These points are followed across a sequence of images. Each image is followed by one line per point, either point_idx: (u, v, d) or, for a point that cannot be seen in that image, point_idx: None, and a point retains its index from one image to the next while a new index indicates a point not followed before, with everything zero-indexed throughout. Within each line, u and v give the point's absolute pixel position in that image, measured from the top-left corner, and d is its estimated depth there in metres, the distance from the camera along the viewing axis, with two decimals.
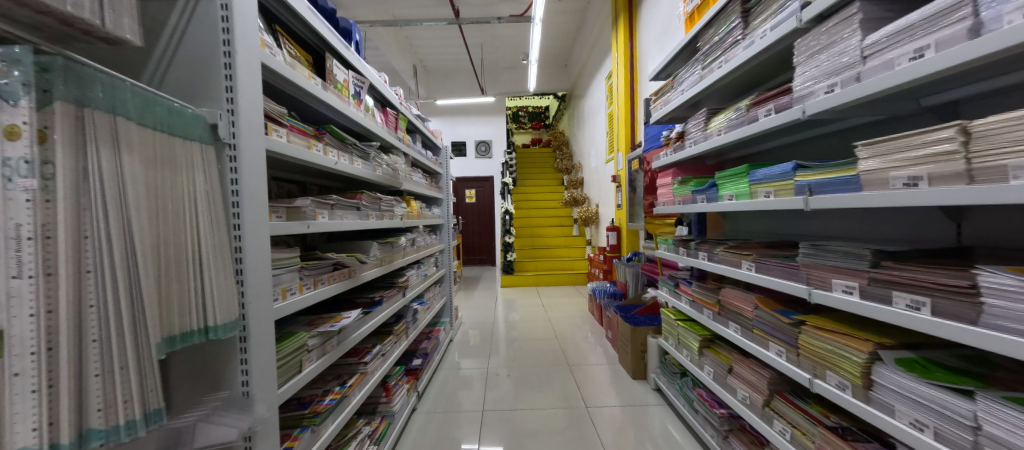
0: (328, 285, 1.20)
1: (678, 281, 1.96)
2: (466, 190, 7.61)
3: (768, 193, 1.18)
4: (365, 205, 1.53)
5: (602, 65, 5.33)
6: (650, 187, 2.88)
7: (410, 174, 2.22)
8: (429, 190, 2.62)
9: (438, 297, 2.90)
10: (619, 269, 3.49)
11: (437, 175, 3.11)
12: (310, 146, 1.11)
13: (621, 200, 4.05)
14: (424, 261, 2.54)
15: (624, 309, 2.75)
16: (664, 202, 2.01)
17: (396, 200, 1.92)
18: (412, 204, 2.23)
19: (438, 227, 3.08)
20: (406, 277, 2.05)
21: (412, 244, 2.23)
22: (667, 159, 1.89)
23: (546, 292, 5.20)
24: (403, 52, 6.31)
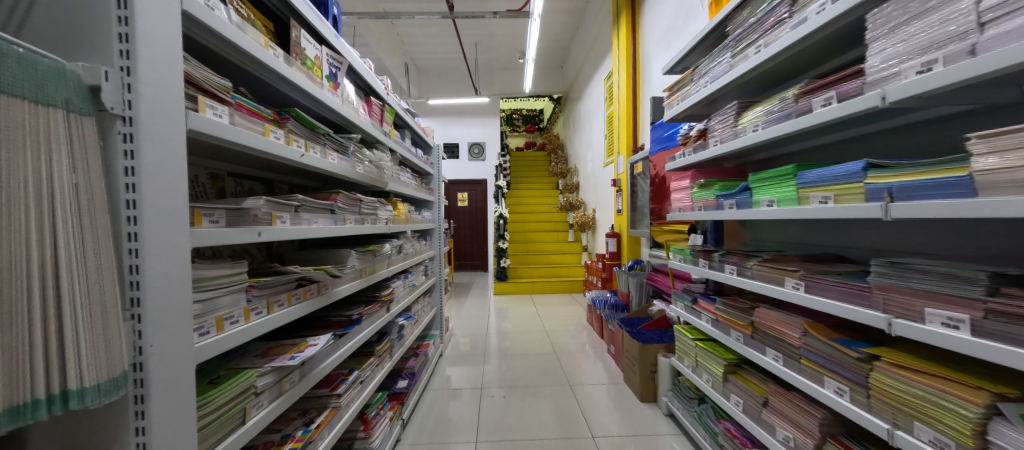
0: (290, 307, 0.95)
1: (696, 296, 1.76)
2: (458, 193, 7.37)
3: (825, 198, 0.99)
4: (343, 207, 1.29)
5: (600, 67, 5.18)
6: (657, 192, 2.69)
7: (398, 174, 1.98)
8: (419, 193, 2.38)
9: (427, 308, 2.65)
10: (620, 279, 3.30)
11: (428, 176, 2.87)
12: (267, 133, 0.87)
13: (622, 205, 3.87)
14: (413, 270, 2.30)
15: (630, 324, 2.54)
16: (681, 207, 1.82)
17: (380, 203, 1.69)
18: (400, 207, 2.00)
19: (428, 233, 2.84)
20: (392, 290, 1.81)
21: (399, 252, 1.99)
22: (685, 160, 1.70)
23: (541, 300, 4.98)
24: (394, 49, 6.06)
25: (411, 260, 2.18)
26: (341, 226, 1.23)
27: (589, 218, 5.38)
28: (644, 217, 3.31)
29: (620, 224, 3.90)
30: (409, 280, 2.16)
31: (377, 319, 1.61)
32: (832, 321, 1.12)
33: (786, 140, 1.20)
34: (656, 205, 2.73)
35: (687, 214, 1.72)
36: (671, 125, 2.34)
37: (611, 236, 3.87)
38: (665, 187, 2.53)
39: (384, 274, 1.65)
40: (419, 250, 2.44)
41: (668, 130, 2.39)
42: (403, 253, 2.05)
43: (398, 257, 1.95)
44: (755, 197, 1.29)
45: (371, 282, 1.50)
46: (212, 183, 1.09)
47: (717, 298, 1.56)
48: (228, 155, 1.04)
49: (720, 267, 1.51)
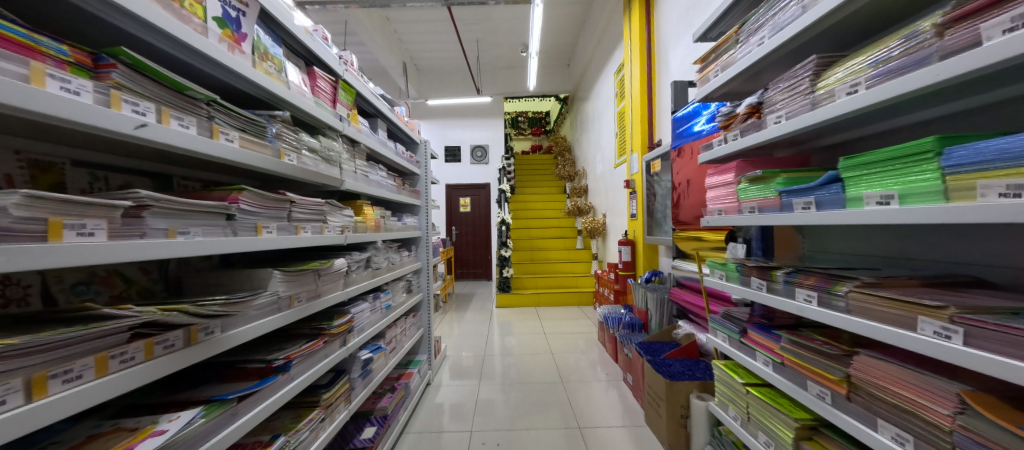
0: (96, 381, 0.56)
1: (744, 326, 1.33)
2: (460, 198, 7.03)
3: (1015, 189, 0.57)
4: (254, 211, 0.92)
5: (612, 59, 4.79)
6: (681, 193, 2.25)
7: (364, 171, 1.62)
8: (398, 195, 2.01)
9: (411, 330, 2.26)
10: (636, 294, 2.86)
11: (413, 177, 2.50)
12: (44, 83, 0.50)
13: (636, 209, 3.44)
14: (389, 287, 1.92)
15: (650, 351, 2.10)
16: (721, 209, 1.39)
17: (332, 206, 1.31)
18: (367, 212, 1.63)
19: (413, 242, 2.47)
20: (351, 316, 1.43)
21: (365, 267, 1.62)
22: (727, 146, 1.29)
23: (546, 313, 4.55)
24: (392, 48, 5.80)
25: (386, 274, 1.80)
26: (244, 238, 0.86)
27: (599, 224, 4.96)
28: (663, 223, 2.89)
29: (635, 229, 3.47)
30: (383, 300, 1.78)
31: (323, 358, 1.22)
32: (998, 384, 0.70)
33: (905, 105, 0.79)
34: (680, 209, 2.29)
35: (732, 218, 1.29)
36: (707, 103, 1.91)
37: (624, 243, 3.43)
38: (692, 187, 2.10)
39: (335, 297, 1.27)
40: (398, 264, 2.05)
41: (701, 112, 1.97)
42: (371, 268, 1.67)
43: (361, 273, 1.56)
44: (849, 192, 0.87)
45: (309, 311, 1.12)
46: (34, 176, 0.72)
47: (781, 333, 1.13)
48: (44, 132, 0.68)
49: (787, 291, 1.08)
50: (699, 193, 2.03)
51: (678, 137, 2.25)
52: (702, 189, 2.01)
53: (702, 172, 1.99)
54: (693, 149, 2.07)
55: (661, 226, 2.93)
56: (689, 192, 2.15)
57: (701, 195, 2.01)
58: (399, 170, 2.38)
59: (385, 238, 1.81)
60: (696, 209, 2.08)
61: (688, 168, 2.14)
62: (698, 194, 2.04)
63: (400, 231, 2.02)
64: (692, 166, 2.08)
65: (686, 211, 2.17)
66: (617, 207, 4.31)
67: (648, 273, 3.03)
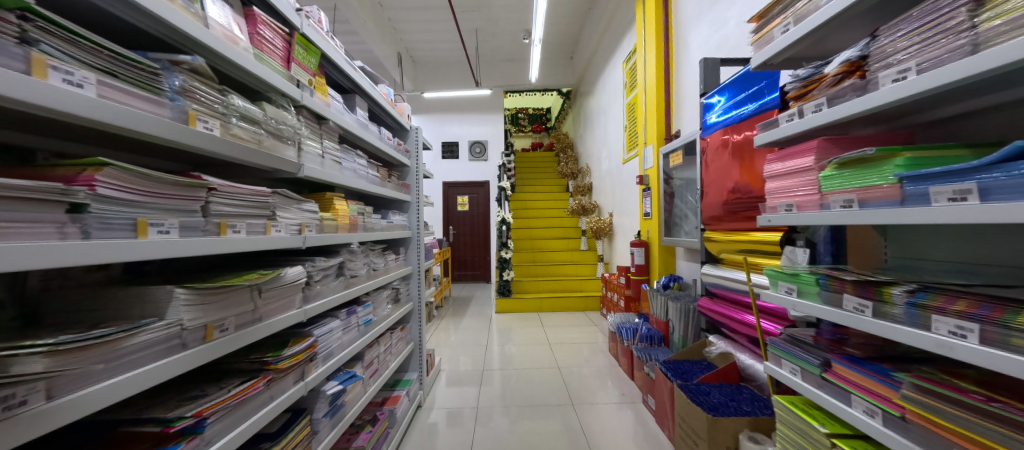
0: None
1: (826, 356, 1.01)
2: (458, 197, 6.71)
3: None
4: (131, 200, 0.59)
5: (621, 47, 4.46)
6: (715, 185, 1.87)
7: (336, 157, 1.30)
8: (382, 189, 1.69)
9: (398, 345, 1.94)
10: (654, 303, 2.54)
11: (402, 170, 2.18)
12: None
13: (649, 208, 3.12)
14: (370, 300, 1.60)
15: (679, 373, 1.77)
16: (793, 205, 1.08)
17: (282, 197, 0.98)
18: (339, 208, 1.30)
19: (402, 244, 2.15)
20: (314, 340, 1.10)
21: (336, 276, 1.30)
22: (808, 120, 0.98)
23: (550, 319, 4.23)
24: (386, 37, 5.47)
25: (366, 283, 1.48)
26: (101, 241, 0.52)
27: (605, 223, 4.65)
28: (684, 222, 2.57)
29: (649, 229, 3.15)
30: (361, 316, 1.46)
31: (265, 403, 0.89)
32: None
33: None
34: (713, 205, 1.90)
35: (815, 216, 0.97)
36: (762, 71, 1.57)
37: (637, 245, 3.12)
38: (734, 176, 1.71)
39: (288, 318, 0.95)
40: (383, 271, 1.73)
41: (753, 84, 1.63)
42: (345, 278, 1.35)
43: (330, 284, 1.23)
44: None
45: (242, 343, 0.80)
46: None
47: (900, 376, 0.81)
48: None
49: (911, 319, 0.76)
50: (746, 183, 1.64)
51: (715, 121, 1.91)
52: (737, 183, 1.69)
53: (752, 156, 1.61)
54: (737, 130, 1.70)
55: (683, 226, 2.61)
56: (719, 186, 1.83)
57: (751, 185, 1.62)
58: (384, 160, 2.05)
59: (363, 240, 1.49)
60: (741, 203, 1.68)
61: (728, 154, 1.76)
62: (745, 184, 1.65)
63: (384, 232, 1.69)
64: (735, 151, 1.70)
65: (717, 209, 1.86)
66: (628, 206, 4.00)
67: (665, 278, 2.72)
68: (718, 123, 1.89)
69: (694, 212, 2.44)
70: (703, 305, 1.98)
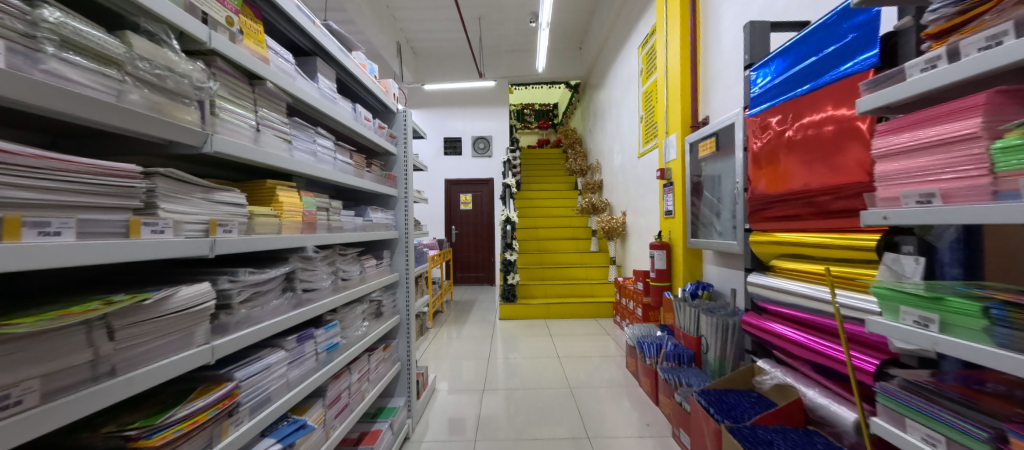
0: None
1: (1001, 429, 0.66)
2: (460, 195, 6.38)
3: None
4: None
5: (636, 31, 4.10)
6: (775, 179, 1.43)
7: (280, 133, 0.98)
8: (356, 179, 1.37)
9: (380, 367, 1.61)
10: (683, 315, 2.18)
11: (388, 159, 1.86)
12: None
13: (671, 206, 2.76)
14: (339, 318, 1.27)
15: (726, 410, 1.39)
16: (934, 194, 0.71)
17: (171, 181, 0.66)
18: (285, 201, 0.96)
19: (386, 247, 1.82)
20: (234, 387, 0.77)
21: (279, 293, 0.97)
22: (968, 66, 0.63)
23: (558, 327, 3.87)
24: (384, 26, 5.17)
25: (330, 297, 1.16)
26: None
27: (618, 223, 4.28)
28: (716, 222, 2.21)
29: (670, 230, 2.78)
30: (322, 342, 1.13)
31: None
32: None
33: None
34: (771, 207, 1.46)
35: (985, 209, 0.62)
36: (841, 24, 1.15)
37: (657, 247, 2.76)
38: (813, 161, 1.24)
39: (173, 365, 0.62)
40: (358, 281, 1.41)
41: (827, 44, 1.20)
42: (294, 293, 1.01)
43: (265, 304, 0.90)
44: None
45: (79, 418, 0.48)
46: None
47: None
48: None
49: None
50: (836, 165, 1.15)
51: (765, 98, 1.51)
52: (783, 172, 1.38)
53: (839, 127, 1.13)
54: (806, 105, 1.26)
55: (713, 226, 2.24)
56: (766, 170, 1.48)
57: (806, 175, 1.26)
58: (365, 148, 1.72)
59: (325, 244, 1.16)
60: (793, 199, 1.34)
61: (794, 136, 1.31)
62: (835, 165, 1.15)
63: (359, 234, 1.37)
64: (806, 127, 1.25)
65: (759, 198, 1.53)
66: (645, 204, 3.63)
67: (691, 285, 2.41)
68: (771, 102, 1.47)
69: (729, 209, 2.07)
70: (749, 324, 1.61)
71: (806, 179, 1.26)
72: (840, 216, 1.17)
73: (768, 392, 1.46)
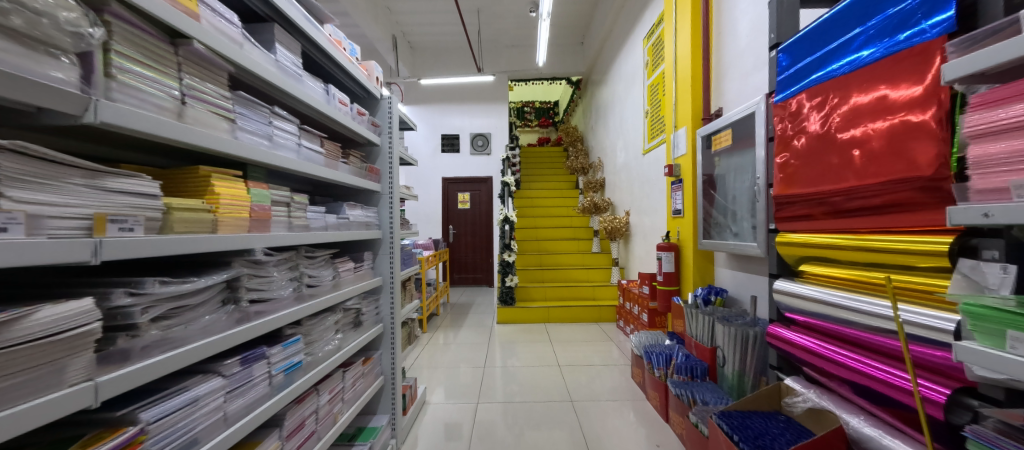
0: None
1: None
2: (458, 193, 6.20)
3: None
4: None
5: (641, 22, 3.91)
6: (806, 174, 1.24)
7: (215, 108, 0.79)
8: (325, 170, 1.18)
9: (358, 383, 1.42)
10: (695, 324, 2.00)
11: (370, 150, 1.67)
12: None
13: (680, 205, 2.57)
14: (303, 332, 1.09)
15: (752, 438, 1.20)
16: None
17: (29, 159, 0.47)
18: (221, 192, 0.78)
19: (368, 248, 1.64)
20: (138, 432, 0.59)
21: (216, 307, 0.79)
22: None
23: (559, 332, 3.68)
24: (379, 18, 4.99)
25: (289, 309, 0.97)
26: None
27: (621, 223, 4.09)
28: (731, 222, 2.03)
29: (679, 230, 2.60)
30: (277, 362, 0.94)
31: None
32: None
33: None
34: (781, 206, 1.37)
35: None
36: None
37: (665, 249, 2.57)
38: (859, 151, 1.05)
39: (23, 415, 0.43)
40: (330, 288, 1.23)
41: (881, 11, 1.01)
42: (235, 306, 0.83)
43: (189, 321, 0.72)
44: None
45: None
46: None
47: None
48: None
49: None
50: (890, 155, 0.95)
51: (798, 79, 1.29)
52: (813, 168, 1.21)
53: (892, 110, 0.95)
54: (860, 82, 1.04)
55: (729, 226, 2.05)
56: (792, 164, 1.30)
57: (820, 175, 1.18)
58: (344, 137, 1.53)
59: (283, 245, 0.97)
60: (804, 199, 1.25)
61: (841, 122, 1.10)
62: (890, 157, 0.95)
63: (330, 234, 1.19)
64: (857, 110, 1.04)
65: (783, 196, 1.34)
66: (651, 203, 3.44)
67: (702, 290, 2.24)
68: (806, 83, 1.25)
69: (747, 208, 1.89)
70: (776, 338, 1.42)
71: (818, 178, 1.19)
72: (853, 215, 1.10)
73: (800, 416, 1.29)
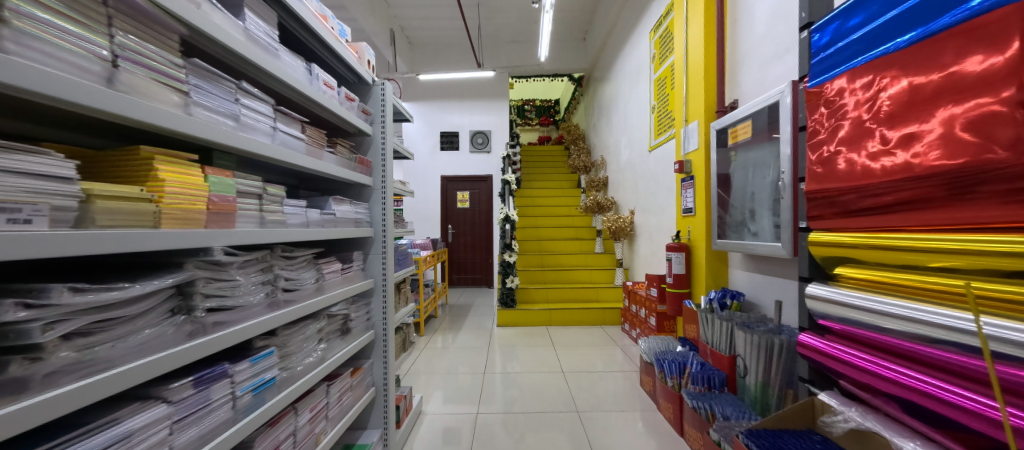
0: None
1: None
2: (458, 192, 6.06)
3: None
4: None
5: (647, 14, 3.77)
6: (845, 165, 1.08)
7: (160, 76, 0.65)
8: (306, 159, 1.04)
9: (346, 397, 1.28)
10: (711, 330, 1.86)
11: (361, 140, 1.53)
12: None
13: (691, 203, 2.44)
14: (279, 343, 0.95)
15: None
16: None
17: None
18: (166, 178, 0.64)
19: (359, 247, 1.50)
20: None
21: (162, 317, 0.65)
22: None
23: (562, 336, 3.55)
24: (377, 11, 4.84)
25: (259, 318, 0.83)
26: None
27: (626, 223, 3.95)
28: (749, 221, 1.90)
29: (690, 229, 2.46)
30: (243, 382, 0.80)
31: None
32: None
33: None
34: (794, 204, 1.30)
35: None
36: None
37: (675, 249, 2.44)
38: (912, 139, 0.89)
39: None
40: (312, 292, 1.09)
41: None
42: (186, 316, 0.69)
43: (123, 336, 0.58)
44: None
45: None
46: None
47: None
48: None
49: None
50: (957, 141, 0.79)
51: (840, 60, 1.13)
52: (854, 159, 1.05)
53: (958, 92, 0.79)
54: (920, 57, 0.88)
55: (747, 225, 1.92)
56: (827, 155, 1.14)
57: (835, 172, 1.10)
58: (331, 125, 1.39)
59: (252, 244, 0.84)
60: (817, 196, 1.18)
61: (893, 107, 0.93)
62: (954, 146, 0.79)
63: (313, 232, 1.05)
64: (919, 91, 0.87)
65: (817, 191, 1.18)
66: (658, 202, 3.31)
67: (715, 293, 2.13)
68: (849, 65, 1.10)
69: (769, 206, 1.76)
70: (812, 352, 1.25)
71: (831, 176, 1.12)
72: (864, 214, 1.05)
73: (839, 439, 1.14)
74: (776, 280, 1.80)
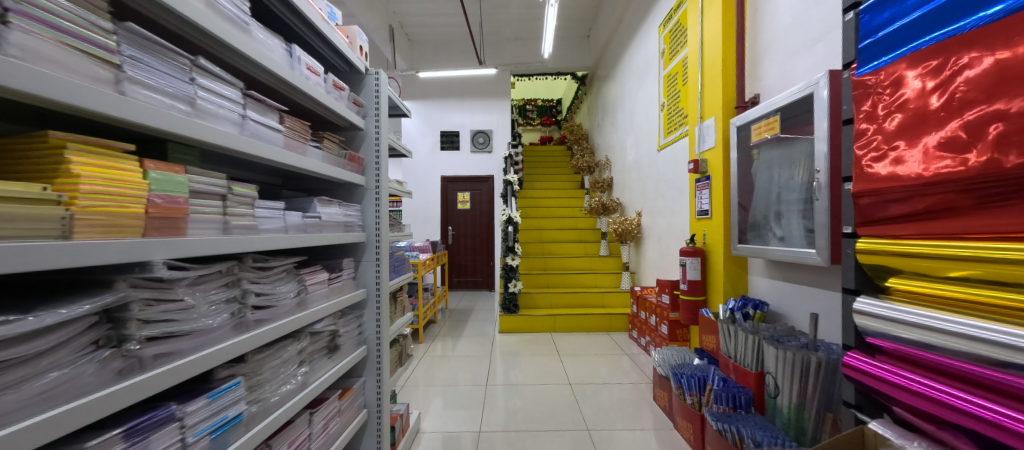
0: None
1: None
2: (458, 193, 5.92)
3: None
4: None
5: (655, 9, 3.63)
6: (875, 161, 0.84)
7: (83, 42, 0.49)
8: (284, 153, 0.89)
9: (333, 425, 1.13)
10: (734, 343, 1.72)
11: (352, 135, 1.38)
12: None
13: (707, 205, 2.30)
14: (248, 371, 0.80)
15: None
16: None
17: None
18: (81, 172, 0.48)
19: (350, 254, 1.36)
20: None
21: (81, 354, 0.50)
22: None
23: (567, 343, 3.40)
24: (376, 7, 4.70)
25: (220, 345, 0.68)
26: None
27: (633, 225, 3.80)
28: (775, 225, 1.76)
29: (705, 233, 2.32)
30: (196, 426, 0.65)
31: None
32: None
33: None
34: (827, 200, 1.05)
35: None
36: None
37: (689, 254, 2.29)
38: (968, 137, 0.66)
39: None
40: (292, 308, 0.94)
41: None
42: (114, 349, 0.53)
43: (13, 384, 0.41)
44: None
45: None
46: None
47: None
48: None
49: None
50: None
51: (904, 34, 0.80)
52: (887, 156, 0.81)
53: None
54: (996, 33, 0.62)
55: (772, 229, 1.77)
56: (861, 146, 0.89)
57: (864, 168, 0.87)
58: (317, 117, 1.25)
59: (212, 254, 0.69)
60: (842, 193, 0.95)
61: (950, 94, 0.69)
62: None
63: (292, 238, 0.90)
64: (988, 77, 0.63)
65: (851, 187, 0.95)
66: (668, 204, 3.16)
67: (733, 301, 2.00)
68: (912, 45, 0.78)
69: (799, 208, 1.61)
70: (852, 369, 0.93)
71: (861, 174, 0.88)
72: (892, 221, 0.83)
73: None
74: (806, 289, 1.65)
